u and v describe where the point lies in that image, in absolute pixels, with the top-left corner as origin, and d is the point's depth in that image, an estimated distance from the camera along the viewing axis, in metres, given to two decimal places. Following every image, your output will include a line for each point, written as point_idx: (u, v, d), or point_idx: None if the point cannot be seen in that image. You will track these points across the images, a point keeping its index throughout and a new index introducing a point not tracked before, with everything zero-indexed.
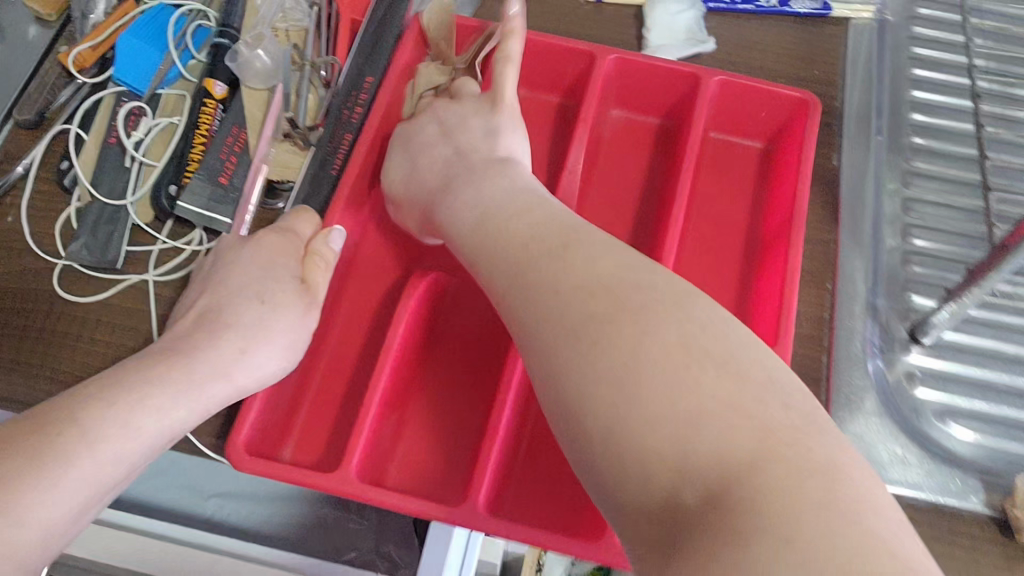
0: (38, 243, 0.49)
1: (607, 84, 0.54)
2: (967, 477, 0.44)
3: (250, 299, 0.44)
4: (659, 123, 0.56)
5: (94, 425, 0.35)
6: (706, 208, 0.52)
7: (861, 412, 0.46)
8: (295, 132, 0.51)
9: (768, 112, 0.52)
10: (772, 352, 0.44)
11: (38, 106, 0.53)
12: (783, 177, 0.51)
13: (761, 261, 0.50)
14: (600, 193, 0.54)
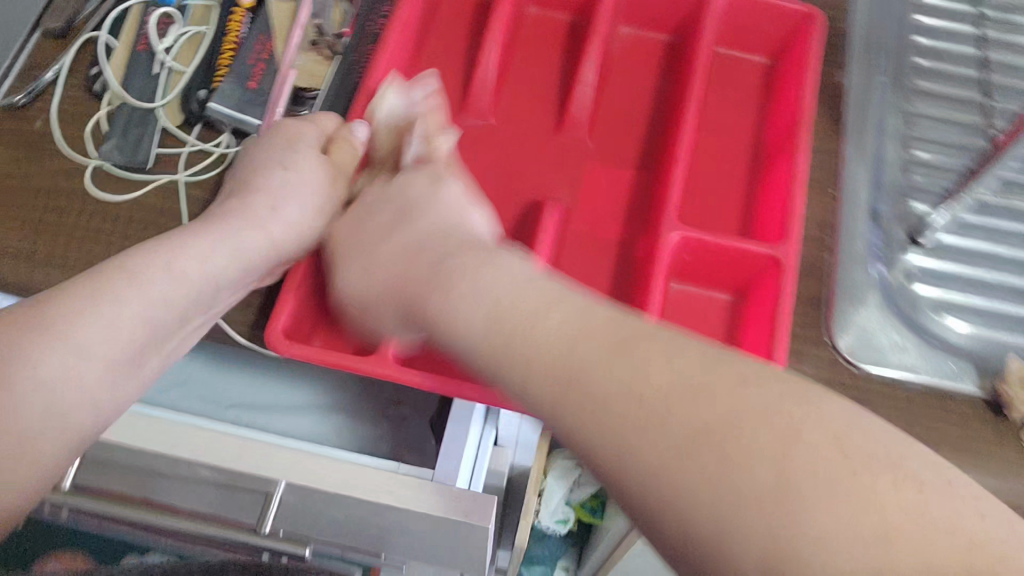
0: (70, 145, 0.51)
1: (617, 2, 0.55)
2: (960, 360, 0.48)
3: (277, 167, 0.45)
4: (666, 40, 0.57)
5: (138, 267, 0.39)
6: (714, 119, 0.53)
7: (862, 305, 0.50)
8: (321, 41, 0.52)
9: (773, 27, 0.53)
10: (781, 247, 0.45)
11: (66, 14, 0.54)
12: (787, 89, 0.52)
13: (765, 169, 0.51)
14: (609, 105, 0.54)
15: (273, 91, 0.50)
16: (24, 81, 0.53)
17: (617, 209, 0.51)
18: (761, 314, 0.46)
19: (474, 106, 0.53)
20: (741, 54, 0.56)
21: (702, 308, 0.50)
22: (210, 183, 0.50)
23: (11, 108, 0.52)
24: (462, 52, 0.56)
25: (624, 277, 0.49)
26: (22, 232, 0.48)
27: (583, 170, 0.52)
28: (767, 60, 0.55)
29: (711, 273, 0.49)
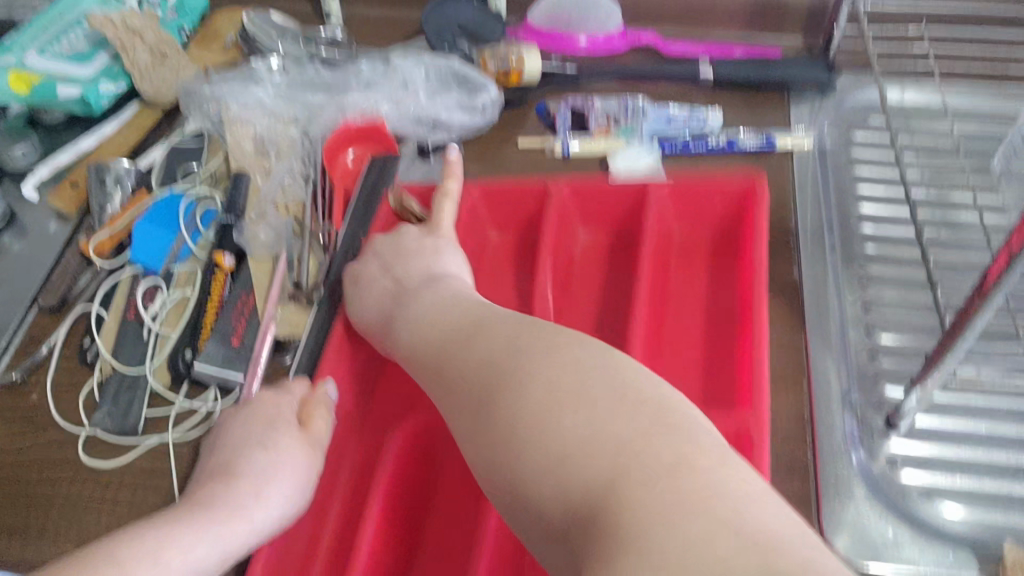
0: (63, 417, 0.53)
1: (566, 207, 0.60)
2: (960, 550, 0.47)
3: (263, 457, 0.46)
4: (621, 237, 0.61)
5: (126, 561, 0.39)
6: (677, 307, 0.56)
7: (850, 498, 0.49)
8: (299, 293, 0.55)
9: (715, 202, 0.58)
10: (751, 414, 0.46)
11: (60, 292, 0.57)
12: (744, 263, 0.56)
13: (737, 336, 0.53)
14: (575, 309, 0.57)
15: (255, 346, 0.52)
16: (20, 359, 0.56)
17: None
18: None
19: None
20: (694, 236, 0.60)
21: None
22: (197, 439, 0.51)
23: (9, 386, 0.54)
24: None
25: None
26: (15, 509, 0.49)
27: None
28: (716, 237, 0.60)
29: None
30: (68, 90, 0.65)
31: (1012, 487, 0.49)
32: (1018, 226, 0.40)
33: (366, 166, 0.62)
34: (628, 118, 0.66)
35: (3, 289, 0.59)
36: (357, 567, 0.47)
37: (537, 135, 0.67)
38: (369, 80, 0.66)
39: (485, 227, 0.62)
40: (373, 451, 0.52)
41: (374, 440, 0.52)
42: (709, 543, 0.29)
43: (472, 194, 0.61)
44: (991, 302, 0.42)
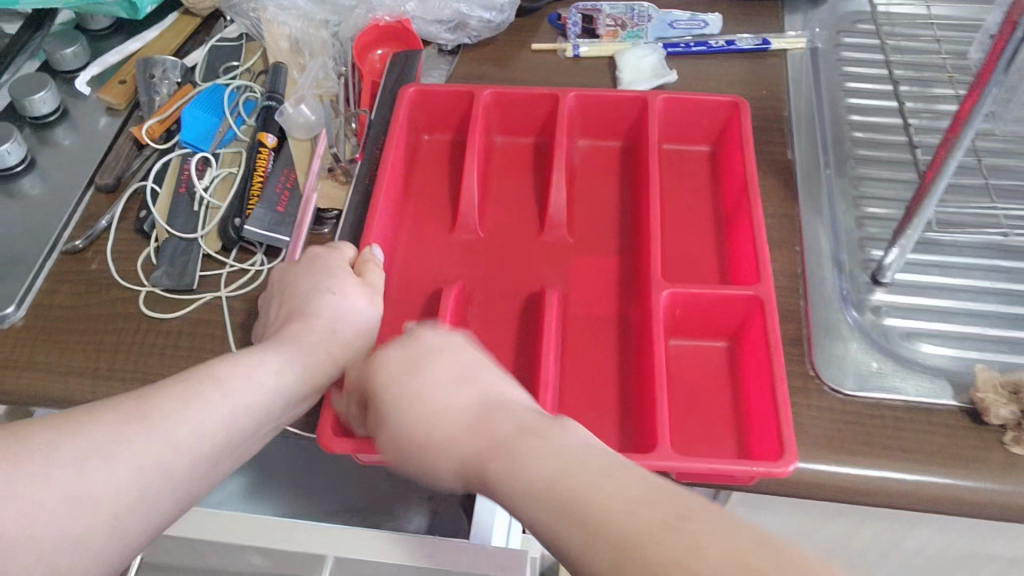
0: (125, 278, 0.58)
1: (571, 118, 0.64)
2: (936, 379, 0.52)
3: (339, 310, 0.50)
4: (620, 145, 0.65)
5: (227, 375, 0.43)
6: (678, 205, 0.60)
7: (839, 340, 0.54)
8: (337, 166, 0.60)
9: (708, 119, 0.63)
10: (759, 286, 0.51)
11: (116, 173, 0.62)
12: (733, 167, 0.61)
13: (731, 227, 0.58)
14: (582, 209, 0.61)
15: (300, 210, 0.58)
16: (81, 230, 0.61)
17: (606, 290, 0.56)
18: (758, 350, 0.50)
19: (464, 223, 0.60)
20: (688, 147, 0.64)
21: (718, 361, 0.53)
22: (248, 294, 0.57)
23: (72, 252, 0.60)
24: (446, 179, 0.63)
25: (627, 340, 0.53)
26: (85, 354, 0.54)
27: (572, 257, 0.58)
28: (710, 147, 0.64)
29: (708, 326, 0.53)
30: None
31: (985, 330, 0.54)
32: (982, 66, 0.45)
33: (388, 75, 0.65)
34: (635, 23, 0.71)
35: (59, 173, 0.64)
36: None
37: (550, 40, 0.72)
38: None
39: (490, 130, 0.66)
40: (412, 314, 0.55)
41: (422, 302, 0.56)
42: None
43: (485, 98, 0.63)
44: (964, 136, 0.47)
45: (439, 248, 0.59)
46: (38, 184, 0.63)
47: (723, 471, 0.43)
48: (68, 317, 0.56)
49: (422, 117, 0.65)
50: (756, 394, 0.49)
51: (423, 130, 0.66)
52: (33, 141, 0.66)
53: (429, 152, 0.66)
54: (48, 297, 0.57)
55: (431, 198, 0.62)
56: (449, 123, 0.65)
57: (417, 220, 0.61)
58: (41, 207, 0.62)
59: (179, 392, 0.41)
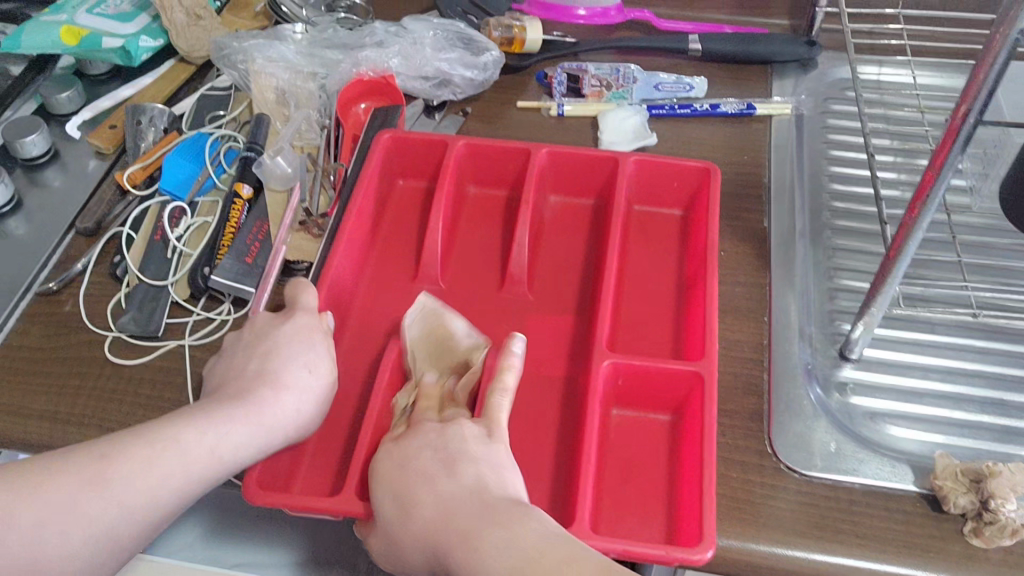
0: (94, 322, 0.59)
1: (544, 174, 0.64)
2: (898, 462, 0.50)
3: (303, 370, 0.49)
4: (592, 204, 0.65)
5: (172, 434, 0.45)
6: (640, 267, 0.60)
7: (800, 419, 0.53)
8: (308, 220, 0.61)
9: (678, 182, 0.62)
10: (701, 362, 0.51)
11: (96, 217, 0.63)
12: (699, 232, 0.60)
13: (690, 292, 0.58)
14: (544, 266, 0.61)
15: (268, 260, 0.58)
16: (58, 272, 0.62)
17: (557, 352, 0.57)
18: (696, 429, 0.50)
19: (425, 273, 0.60)
20: (660, 209, 0.64)
21: (659, 436, 0.53)
22: (211, 343, 0.57)
23: (46, 294, 0.60)
24: (414, 227, 0.64)
25: (571, 406, 0.54)
26: (47, 397, 0.55)
27: (527, 317, 0.58)
28: (683, 210, 0.64)
29: (651, 398, 0.53)
30: (111, 42, 0.72)
31: (954, 412, 0.53)
32: (939, 145, 0.44)
33: (368, 124, 0.66)
34: (620, 84, 0.72)
35: (44, 214, 0.65)
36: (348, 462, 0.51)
37: (535, 98, 0.72)
38: (382, 39, 0.72)
39: (463, 181, 0.66)
40: (361, 365, 0.56)
41: (372, 353, 0.56)
42: None
43: (458, 149, 0.64)
44: (924, 217, 0.46)
45: (399, 299, 0.60)
46: (21, 225, 0.65)
47: (637, 554, 0.44)
48: (34, 359, 0.57)
49: (397, 164, 0.65)
50: (688, 476, 0.49)
51: (398, 176, 0.66)
52: (22, 183, 0.67)
53: (401, 199, 0.66)
54: (18, 338, 0.58)
55: (398, 246, 0.63)
56: (422, 170, 0.66)
57: (380, 267, 0.62)
58: (23, 247, 0.63)
59: (131, 453, 0.43)
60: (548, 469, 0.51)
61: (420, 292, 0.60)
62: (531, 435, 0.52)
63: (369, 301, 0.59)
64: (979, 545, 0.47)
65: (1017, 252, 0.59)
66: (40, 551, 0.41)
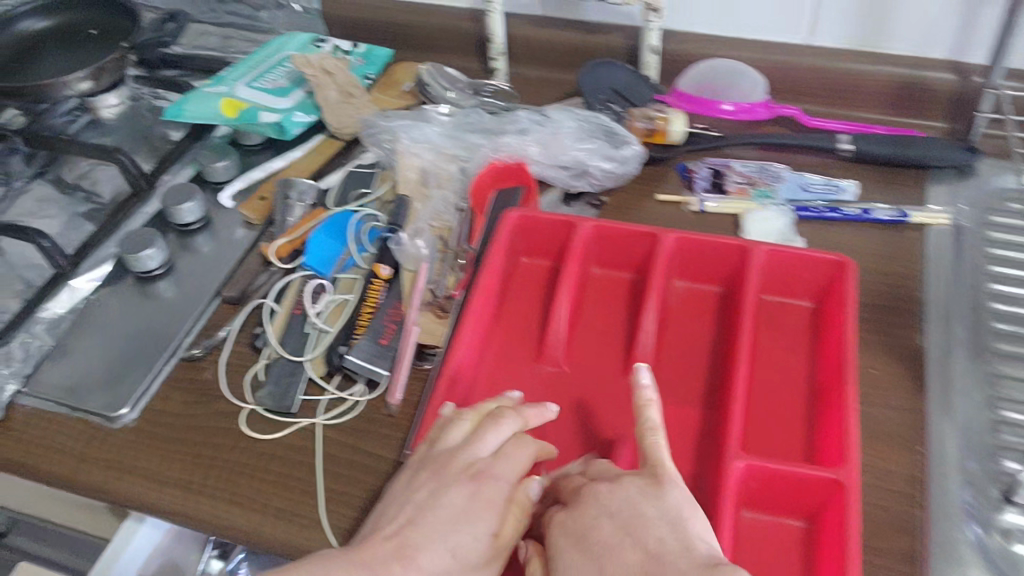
0: (232, 393, 0.60)
1: (672, 260, 0.63)
2: None
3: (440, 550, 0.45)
4: (719, 292, 0.64)
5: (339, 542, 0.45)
6: (769, 361, 0.59)
7: (961, 565, 0.48)
8: (436, 302, 0.62)
9: (810, 274, 0.61)
10: (842, 469, 0.49)
11: (241, 286, 0.65)
12: (834, 329, 0.58)
13: (821, 393, 0.56)
14: (670, 353, 0.60)
15: (403, 344, 0.59)
16: (201, 339, 0.63)
17: (684, 443, 0.55)
18: (836, 537, 0.48)
19: (548, 355, 0.60)
20: (791, 301, 0.62)
21: (794, 539, 0.50)
22: (343, 424, 0.57)
23: (189, 360, 0.62)
24: (539, 306, 0.63)
25: (697, 503, 0.52)
26: (183, 465, 0.56)
27: (651, 404, 0.57)
28: (813, 303, 0.62)
29: (789, 500, 0.51)
30: (267, 117, 0.74)
31: None
32: None
33: (495, 205, 0.67)
34: (764, 182, 0.70)
35: (192, 280, 0.67)
36: None
37: (675, 189, 0.71)
38: (524, 127, 0.73)
39: (588, 262, 0.66)
40: None
41: None
42: None
43: (586, 232, 0.64)
44: None
45: (522, 378, 0.59)
46: (171, 288, 0.67)
47: None
48: (174, 425, 0.58)
49: (522, 243, 0.66)
50: None
51: (522, 254, 0.66)
52: (175, 247, 0.70)
53: (526, 277, 0.66)
54: (160, 402, 0.60)
55: (522, 324, 0.62)
56: (547, 250, 0.66)
57: (503, 346, 0.61)
58: (170, 310, 0.65)
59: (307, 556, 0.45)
60: None
61: (544, 373, 0.59)
62: None
63: (493, 379, 0.59)
64: None
65: None
66: None
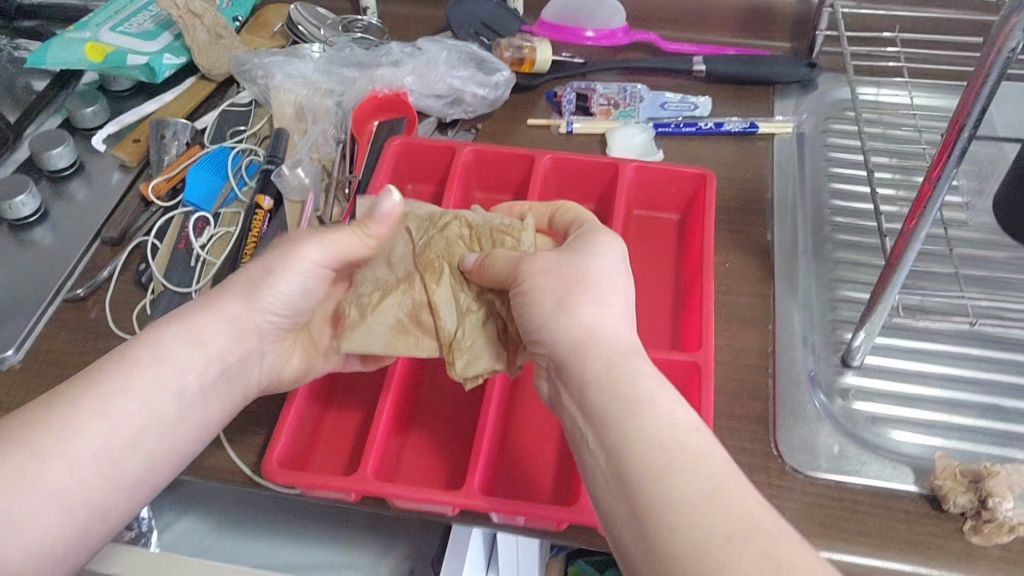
0: (120, 328, 0.60)
1: (547, 178, 0.65)
2: (901, 465, 0.52)
3: (264, 272, 0.49)
4: (594, 207, 0.67)
5: (136, 353, 0.45)
6: (640, 269, 0.62)
7: (806, 422, 0.54)
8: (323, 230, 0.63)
9: (676, 186, 0.63)
10: (699, 352, 0.53)
11: (121, 227, 0.65)
12: (696, 237, 0.61)
13: (687, 293, 0.60)
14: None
15: None
16: (84, 280, 0.64)
17: None
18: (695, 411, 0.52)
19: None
20: (660, 214, 0.66)
21: None
22: None
23: (73, 301, 0.62)
24: None
25: None
26: None
27: None
28: (680, 214, 0.65)
29: None
30: (135, 60, 0.74)
31: (953, 417, 0.55)
32: (935, 160, 0.47)
33: (381, 136, 0.69)
34: (627, 103, 0.74)
35: (71, 223, 0.67)
36: (359, 450, 0.53)
37: (546, 116, 0.75)
38: (397, 59, 0.75)
39: (471, 185, 0.68)
40: (373, 372, 0.58)
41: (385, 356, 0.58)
42: (649, 427, 0.36)
43: (466, 155, 0.66)
44: (921, 227, 0.49)
45: None
46: (48, 233, 0.67)
47: None
48: (62, 361, 0.59)
49: (406, 168, 0.68)
50: None
51: (408, 180, 0.69)
52: (48, 193, 0.70)
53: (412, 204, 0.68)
54: (46, 342, 0.60)
55: None
56: (428, 178, 0.68)
57: None
58: (48, 255, 0.65)
59: (88, 375, 0.43)
60: (552, 451, 0.51)
61: None
62: (535, 423, 0.53)
63: None
64: (978, 542, 0.48)
65: (1013, 266, 0.61)
66: (48, 466, 0.40)
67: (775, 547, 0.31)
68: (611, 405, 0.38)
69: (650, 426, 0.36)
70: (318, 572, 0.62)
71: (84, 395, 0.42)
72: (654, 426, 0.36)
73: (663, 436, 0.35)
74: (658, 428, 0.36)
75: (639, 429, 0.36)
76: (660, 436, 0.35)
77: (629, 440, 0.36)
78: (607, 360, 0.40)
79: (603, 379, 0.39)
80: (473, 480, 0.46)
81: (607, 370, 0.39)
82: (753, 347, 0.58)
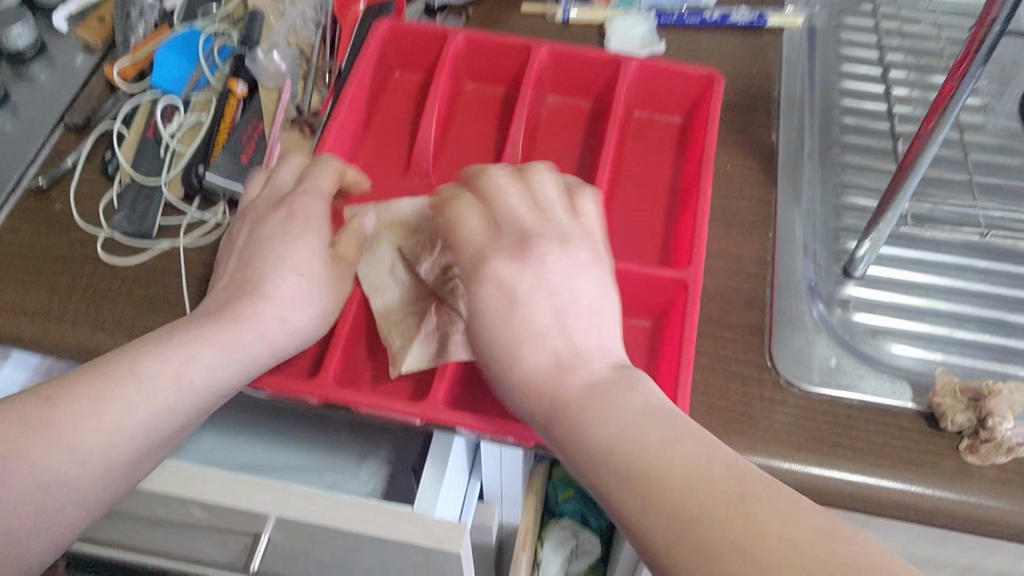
0: (86, 222, 0.57)
1: (542, 73, 0.61)
2: (899, 381, 0.50)
3: (289, 275, 0.45)
4: (591, 106, 0.63)
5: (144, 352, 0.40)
6: (635, 172, 0.59)
7: (803, 333, 0.52)
8: (301, 120, 0.60)
9: (682, 88, 0.59)
10: (689, 268, 0.50)
11: (86, 112, 0.61)
12: (698, 142, 0.58)
13: (682, 200, 0.56)
14: (539, 164, 0.60)
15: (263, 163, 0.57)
16: (46, 169, 0.60)
17: None
18: (680, 328, 0.50)
19: (418, 169, 0.59)
20: (661, 116, 0.62)
21: (643, 336, 0.52)
22: (204, 245, 0.56)
23: (35, 191, 0.59)
24: (407, 125, 0.62)
25: None
26: (38, 293, 0.54)
27: None
28: (682, 117, 0.61)
29: (642, 298, 0.53)
30: None
31: (955, 333, 0.53)
32: (958, 60, 0.44)
33: (369, 20, 0.64)
34: None
35: (32, 109, 0.63)
36: None
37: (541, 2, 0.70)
38: None
39: (461, 76, 0.64)
40: None
41: None
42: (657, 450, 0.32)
43: (458, 44, 0.61)
44: (937, 134, 0.45)
45: (388, 192, 0.58)
46: (8, 118, 0.62)
47: None
48: (25, 255, 0.56)
49: (393, 54, 0.63)
50: (667, 374, 0.49)
51: (394, 68, 0.64)
52: (8, 76, 0.65)
53: (397, 90, 0.64)
54: (8, 234, 0.57)
55: (391, 144, 0.61)
56: (416, 67, 0.64)
57: (369, 160, 0.60)
58: (8, 142, 0.61)
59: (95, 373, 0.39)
60: None
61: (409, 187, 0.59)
62: None
63: None
64: (973, 461, 0.47)
65: None
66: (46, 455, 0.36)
67: (782, 506, 0.29)
68: (608, 431, 0.33)
69: (649, 449, 0.32)
70: (297, 474, 0.61)
71: (116, 380, 0.39)
72: (657, 448, 0.32)
73: (672, 455, 0.31)
74: (659, 452, 0.32)
75: (641, 455, 0.32)
76: (667, 461, 0.31)
77: (636, 466, 0.32)
78: (581, 385, 0.36)
79: (583, 404, 0.35)
80: (437, 393, 0.45)
81: (581, 394, 0.35)
82: (752, 256, 0.55)
